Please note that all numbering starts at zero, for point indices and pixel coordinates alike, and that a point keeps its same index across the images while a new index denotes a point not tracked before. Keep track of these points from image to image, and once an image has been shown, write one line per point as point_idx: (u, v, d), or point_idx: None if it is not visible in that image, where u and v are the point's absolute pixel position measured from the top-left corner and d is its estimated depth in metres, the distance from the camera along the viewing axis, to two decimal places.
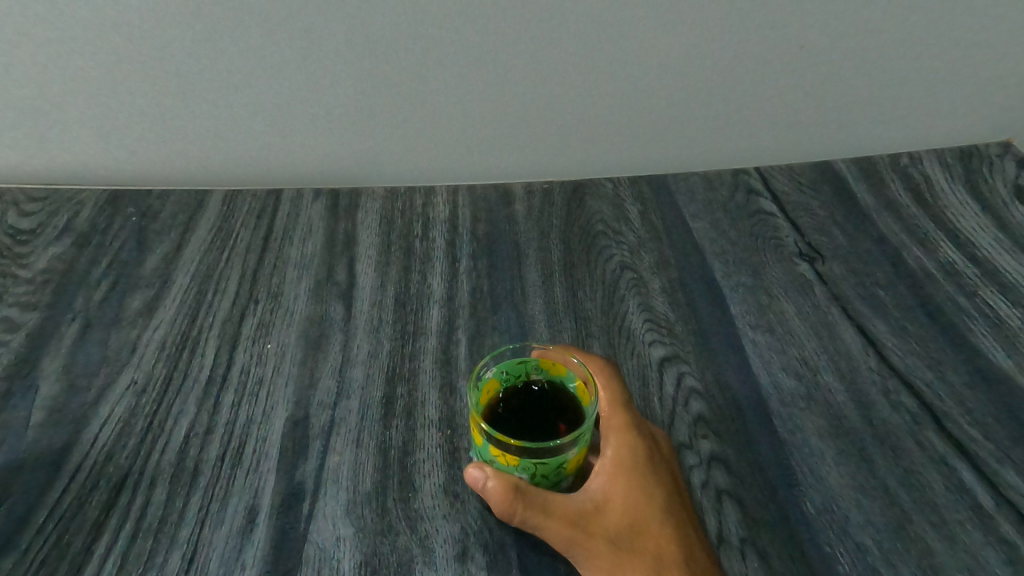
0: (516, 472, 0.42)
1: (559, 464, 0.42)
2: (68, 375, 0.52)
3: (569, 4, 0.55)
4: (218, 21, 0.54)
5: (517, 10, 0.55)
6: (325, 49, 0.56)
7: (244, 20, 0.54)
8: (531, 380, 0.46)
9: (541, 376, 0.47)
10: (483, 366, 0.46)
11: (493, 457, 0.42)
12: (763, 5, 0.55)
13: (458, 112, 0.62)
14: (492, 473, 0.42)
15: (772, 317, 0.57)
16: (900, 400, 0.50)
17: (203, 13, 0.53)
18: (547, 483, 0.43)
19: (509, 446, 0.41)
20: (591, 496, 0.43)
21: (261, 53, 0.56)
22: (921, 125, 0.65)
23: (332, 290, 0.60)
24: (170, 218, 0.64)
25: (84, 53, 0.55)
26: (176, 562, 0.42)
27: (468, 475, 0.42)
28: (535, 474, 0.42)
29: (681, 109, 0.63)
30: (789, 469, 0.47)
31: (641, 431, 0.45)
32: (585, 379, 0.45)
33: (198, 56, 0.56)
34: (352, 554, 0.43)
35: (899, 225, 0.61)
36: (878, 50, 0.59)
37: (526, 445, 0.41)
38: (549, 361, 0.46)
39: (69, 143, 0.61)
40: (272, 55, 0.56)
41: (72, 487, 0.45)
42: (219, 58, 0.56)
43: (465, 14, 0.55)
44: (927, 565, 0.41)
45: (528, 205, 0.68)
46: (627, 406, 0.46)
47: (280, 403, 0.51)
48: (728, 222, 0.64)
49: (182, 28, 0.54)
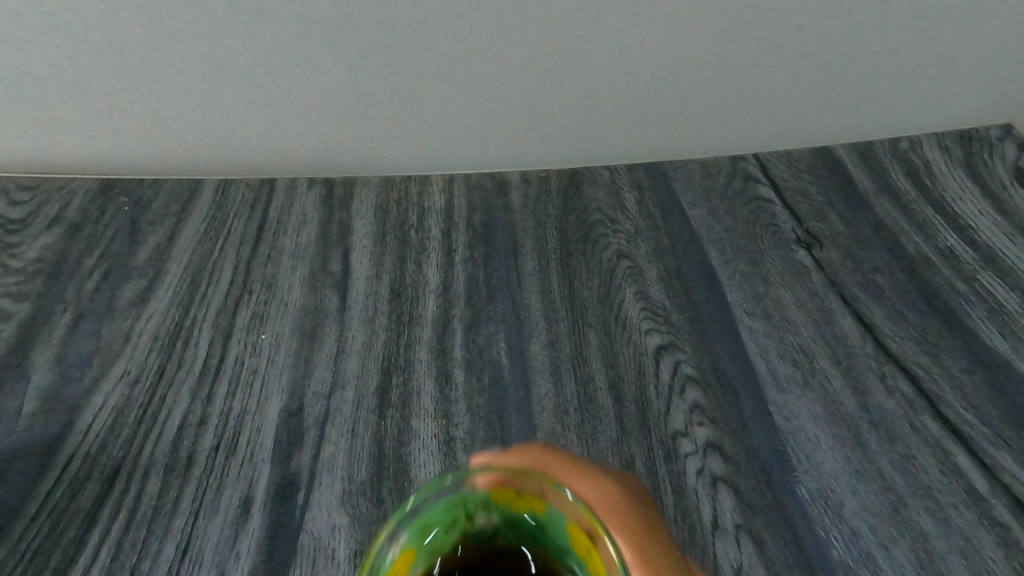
0: None
1: None
2: (62, 366, 0.52)
3: None
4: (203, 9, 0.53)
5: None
6: (314, 38, 0.55)
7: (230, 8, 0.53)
8: (479, 525, 0.29)
9: (495, 516, 0.28)
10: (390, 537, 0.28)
11: None
12: None
13: (451, 98, 0.61)
14: None
15: (769, 304, 0.56)
16: (896, 385, 0.49)
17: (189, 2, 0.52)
18: None
19: None
20: None
21: (248, 43, 0.55)
22: (922, 109, 0.64)
23: (327, 281, 0.59)
24: (162, 208, 0.64)
25: (69, 40, 0.54)
26: (171, 551, 0.42)
27: None
28: None
29: (676, 95, 0.62)
30: (784, 456, 0.46)
31: None
32: (584, 523, 0.28)
33: (185, 46, 0.55)
34: (347, 543, 0.43)
35: (898, 210, 0.61)
36: (876, 34, 0.58)
37: None
38: (507, 493, 0.28)
39: (58, 132, 0.60)
40: (260, 44, 0.55)
41: (67, 477, 0.45)
42: (206, 47, 0.55)
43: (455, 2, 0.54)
44: (921, 549, 0.41)
45: (523, 194, 0.67)
46: None
47: (275, 393, 0.51)
48: (726, 209, 0.64)
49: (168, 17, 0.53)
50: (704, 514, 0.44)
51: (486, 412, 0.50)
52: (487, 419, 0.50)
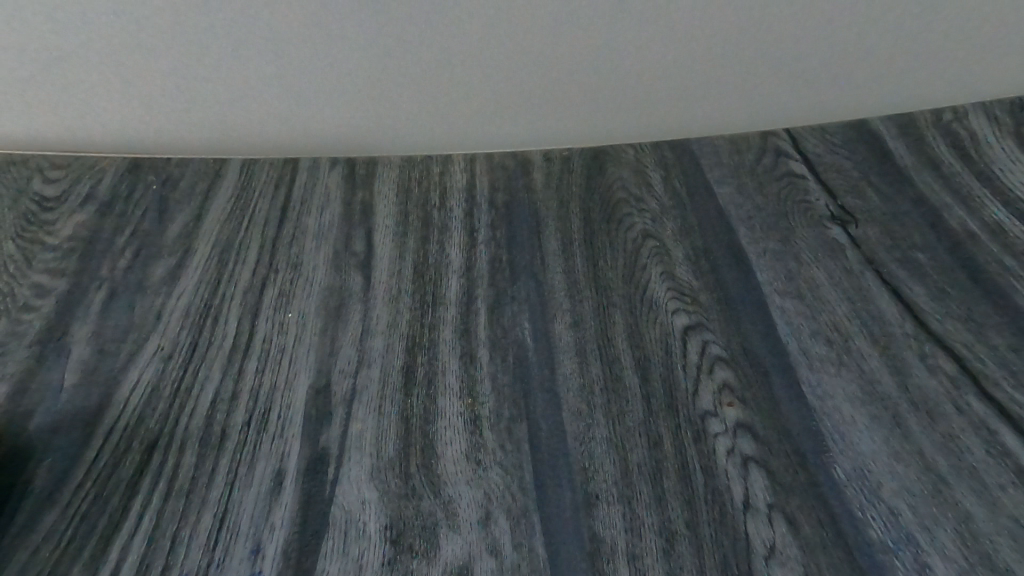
0: None
1: None
2: (98, 341, 0.53)
3: None
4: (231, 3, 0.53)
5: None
6: (341, 24, 0.55)
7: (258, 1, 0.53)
8: None
9: None
10: None
11: None
12: None
13: (475, 77, 0.60)
14: None
15: (801, 282, 0.55)
16: (938, 364, 0.48)
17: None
18: None
19: None
20: None
21: (276, 31, 0.55)
22: (965, 79, 0.61)
23: (351, 261, 0.59)
24: (189, 187, 0.64)
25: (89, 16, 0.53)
26: (209, 520, 0.43)
27: None
28: None
29: (706, 70, 0.61)
30: (818, 436, 0.45)
31: None
32: None
33: (214, 35, 0.55)
34: (377, 517, 0.43)
35: (940, 184, 0.58)
36: (918, 8, 0.56)
37: None
38: None
39: (88, 112, 0.61)
40: (287, 31, 0.55)
41: (108, 448, 0.47)
42: (235, 36, 0.55)
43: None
44: (966, 530, 0.40)
45: (546, 172, 0.66)
46: None
47: (303, 370, 0.51)
48: (756, 186, 0.62)
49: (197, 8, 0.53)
50: (735, 493, 0.43)
51: (512, 391, 0.50)
52: (513, 398, 0.50)
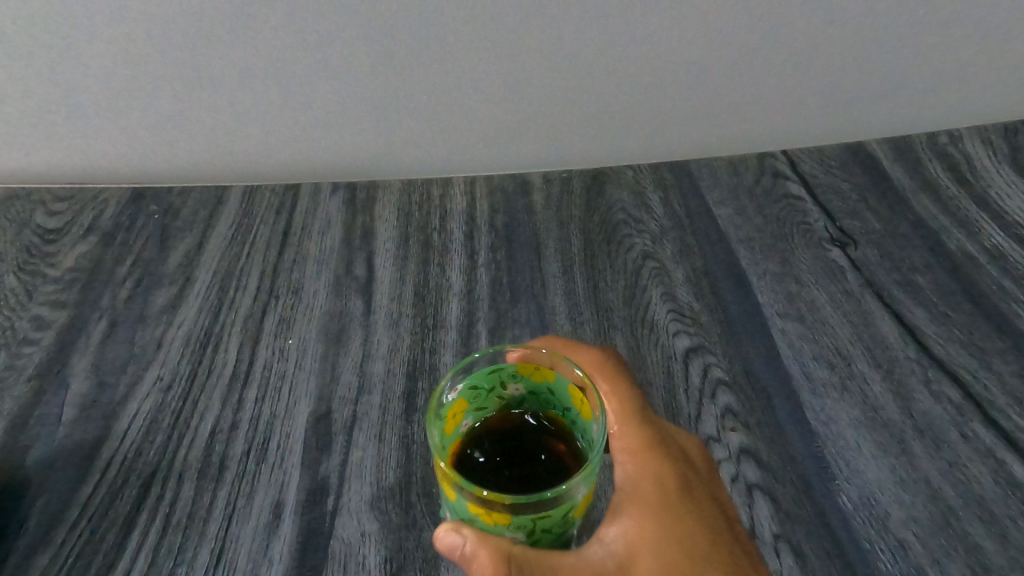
0: (507, 531, 0.31)
1: (564, 513, 0.32)
2: (97, 372, 0.53)
3: (591, 21, 0.55)
4: (241, 45, 0.55)
5: (540, 28, 0.55)
6: (349, 61, 0.57)
7: (267, 43, 0.55)
8: (509, 392, 0.36)
9: (521, 385, 0.36)
10: (444, 391, 0.34)
11: (472, 517, 0.32)
12: (783, 17, 0.55)
13: (477, 106, 0.61)
14: (471, 537, 0.32)
15: (802, 304, 0.55)
16: (941, 390, 0.48)
17: (232, 43, 0.55)
18: (551, 535, 0.33)
19: (498, 506, 0.30)
20: (611, 549, 0.35)
21: (286, 68, 0.57)
22: (961, 103, 0.62)
23: (352, 284, 0.60)
24: (191, 214, 0.65)
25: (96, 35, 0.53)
26: (206, 556, 0.43)
27: (442, 541, 0.32)
28: (534, 530, 0.32)
29: (704, 96, 0.61)
30: (823, 464, 0.45)
31: (661, 455, 0.39)
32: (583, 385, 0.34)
33: (223, 75, 0.57)
34: (377, 551, 0.43)
35: (938, 206, 0.59)
36: (908, 42, 0.57)
37: (519, 503, 0.30)
38: (530, 365, 0.35)
39: (91, 143, 0.62)
40: (297, 68, 0.57)
41: (103, 483, 0.46)
42: (244, 74, 0.57)
43: (490, 33, 0.55)
44: (976, 564, 0.40)
45: (546, 194, 0.67)
46: (640, 429, 0.40)
47: (303, 398, 0.51)
48: (755, 208, 0.63)
49: (207, 45, 0.55)
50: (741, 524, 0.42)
51: None
52: None
